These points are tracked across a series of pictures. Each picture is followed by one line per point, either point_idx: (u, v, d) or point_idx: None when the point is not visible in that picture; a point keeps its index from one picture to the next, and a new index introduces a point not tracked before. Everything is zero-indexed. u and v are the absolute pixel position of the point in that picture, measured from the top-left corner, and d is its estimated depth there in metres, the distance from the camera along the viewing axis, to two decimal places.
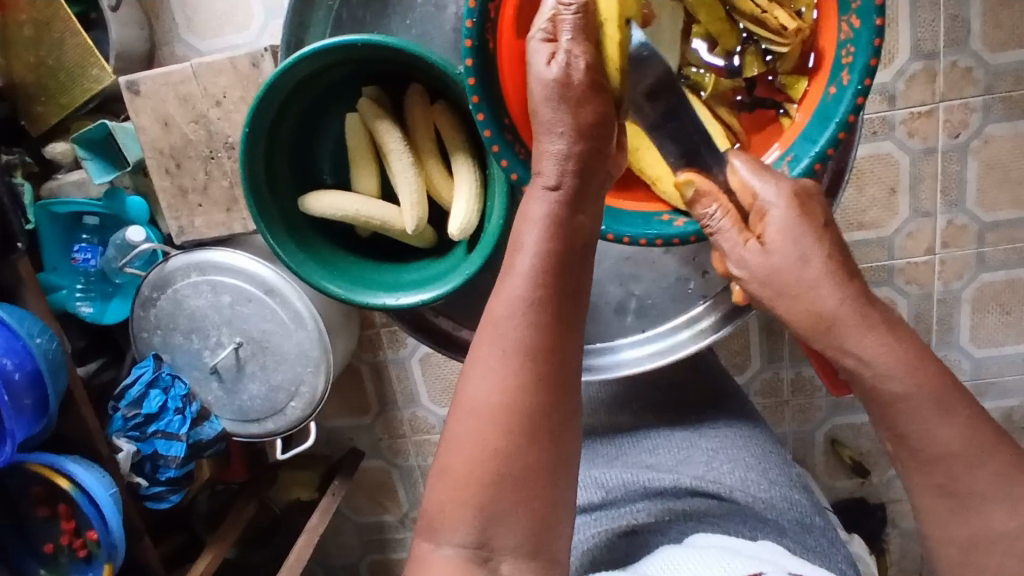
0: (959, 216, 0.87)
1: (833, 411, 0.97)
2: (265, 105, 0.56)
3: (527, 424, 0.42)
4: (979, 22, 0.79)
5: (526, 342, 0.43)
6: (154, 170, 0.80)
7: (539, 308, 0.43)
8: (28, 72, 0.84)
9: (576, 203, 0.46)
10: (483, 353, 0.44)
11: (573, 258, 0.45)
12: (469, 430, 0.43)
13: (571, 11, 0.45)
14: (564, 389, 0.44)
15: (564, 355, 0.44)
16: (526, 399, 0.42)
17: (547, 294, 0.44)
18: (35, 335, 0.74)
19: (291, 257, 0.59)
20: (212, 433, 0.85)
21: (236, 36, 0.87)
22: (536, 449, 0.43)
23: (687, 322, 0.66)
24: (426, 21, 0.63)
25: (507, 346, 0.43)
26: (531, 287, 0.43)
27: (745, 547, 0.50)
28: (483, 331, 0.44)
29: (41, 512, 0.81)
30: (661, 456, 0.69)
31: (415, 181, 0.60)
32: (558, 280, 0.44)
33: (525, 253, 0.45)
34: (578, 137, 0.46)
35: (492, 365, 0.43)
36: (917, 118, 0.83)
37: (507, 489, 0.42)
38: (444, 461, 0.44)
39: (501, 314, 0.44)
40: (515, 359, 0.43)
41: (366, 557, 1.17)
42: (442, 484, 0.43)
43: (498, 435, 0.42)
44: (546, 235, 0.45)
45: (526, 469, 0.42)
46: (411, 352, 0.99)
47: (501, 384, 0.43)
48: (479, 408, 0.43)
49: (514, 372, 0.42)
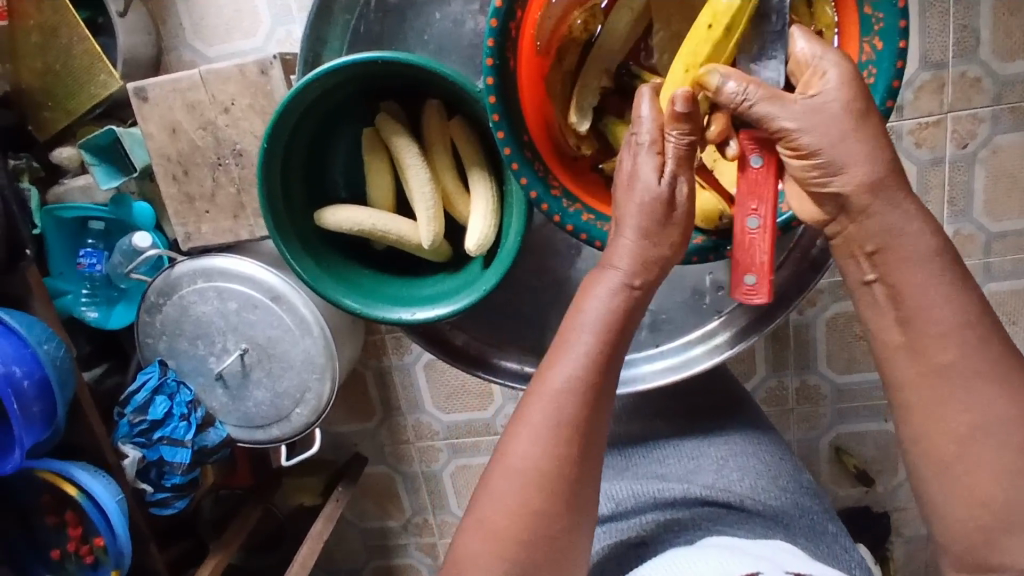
0: (966, 226, 0.87)
1: (838, 418, 0.97)
2: (283, 120, 0.56)
3: (564, 490, 0.46)
4: (988, 31, 0.79)
5: (576, 416, 0.46)
6: (162, 176, 0.80)
7: (590, 387, 0.47)
8: (35, 79, 0.84)
9: (633, 297, 0.48)
10: (534, 418, 0.47)
11: (621, 343, 0.48)
12: (512, 489, 0.46)
13: (684, 142, 0.45)
14: (596, 461, 0.48)
15: (599, 431, 0.48)
16: (567, 467, 0.46)
17: (598, 376, 0.47)
18: (43, 342, 0.74)
19: (308, 273, 0.59)
20: (217, 439, 0.84)
21: (244, 42, 0.87)
22: (568, 513, 0.46)
23: (704, 336, 0.66)
24: (443, 36, 0.63)
25: (559, 419, 0.46)
26: (586, 368, 0.47)
27: (750, 546, 0.50)
28: (536, 394, 0.47)
29: (48, 519, 0.81)
30: (672, 465, 0.69)
31: (432, 196, 0.59)
32: (609, 363, 0.47)
33: (583, 332, 0.48)
34: (654, 244, 0.47)
35: (542, 433, 0.46)
36: (924, 128, 0.83)
37: (539, 546, 0.45)
38: (483, 509, 0.47)
39: (557, 385, 0.47)
40: (564, 432, 0.46)
41: (370, 562, 1.17)
42: (476, 533, 0.46)
43: (540, 496, 0.46)
44: (604, 320, 0.47)
45: (559, 531, 0.46)
46: (415, 359, 0.99)
47: (548, 453, 0.46)
48: (526, 471, 0.46)
49: (562, 441, 0.46)
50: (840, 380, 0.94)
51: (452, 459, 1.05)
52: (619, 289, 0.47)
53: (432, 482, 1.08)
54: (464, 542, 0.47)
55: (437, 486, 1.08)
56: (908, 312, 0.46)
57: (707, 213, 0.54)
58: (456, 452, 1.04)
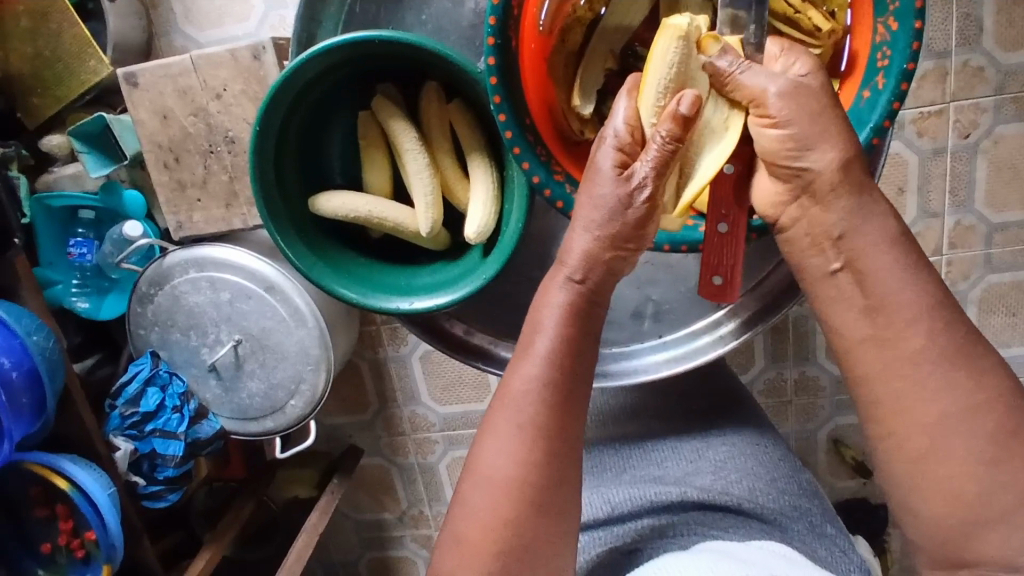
0: (968, 217, 0.86)
1: (836, 410, 0.96)
2: (275, 102, 0.55)
3: (537, 497, 0.45)
4: (992, 20, 0.78)
5: (538, 420, 0.46)
6: (152, 164, 0.79)
7: (552, 389, 0.46)
8: (24, 64, 0.82)
9: (592, 295, 0.48)
10: (499, 426, 0.46)
11: (586, 343, 0.48)
12: (482, 500, 0.45)
13: (660, 141, 0.43)
14: (570, 463, 0.46)
15: (571, 432, 0.47)
16: (536, 473, 0.45)
17: (561, 378, 0.47)
18: (32, 333, 0.73)
19: (302, 261, 0.58)
20: (210, 431, 0.83)
21: (237, 27, 0.85)
22: (544, 522, 0.45)
23: (710, 326, 0.66)
24: (441, 16, 0.61)
25: (524, 422, 0.46)
26: (547, 368, 0.46)
27: (739, 550, 0.49)
28: (500, 402, 0.47)
29: (38, 513, 0.79)
30: (669, 468, 0.68)
31: (430, 181, 0.58)
32: (573, 361, 0.47)
33: (543, 336, 0.47)
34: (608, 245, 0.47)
35: (509, 439, 0.46)
36: (926, 117, 0.82)
37: (519, 555, 0.44)
38: (460, 526, 0.46)
39: (517, 389, 0.46)
40: (529, 437, 0.45)
41: (366, 554, 1.16)
42: (455, 548, 0.46)
43: (510, 505, 0.45)
44: (563, 320, 0.47)
45: (534, 539, 0.45)
46: (412, 349, 0.97)
47: (515, 459, 0.45)
48: (494, 479, 0.45)
49: (527, 446, 0.45)
50: (839, 371, 0.93)
51: (448, 451, 1.04)
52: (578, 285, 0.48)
53: (428, 474, 1.07)
54: (442, 556, 0.47)
55: (433, 478, 1.07)
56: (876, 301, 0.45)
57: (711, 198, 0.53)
58: (452, 444, 1.03)
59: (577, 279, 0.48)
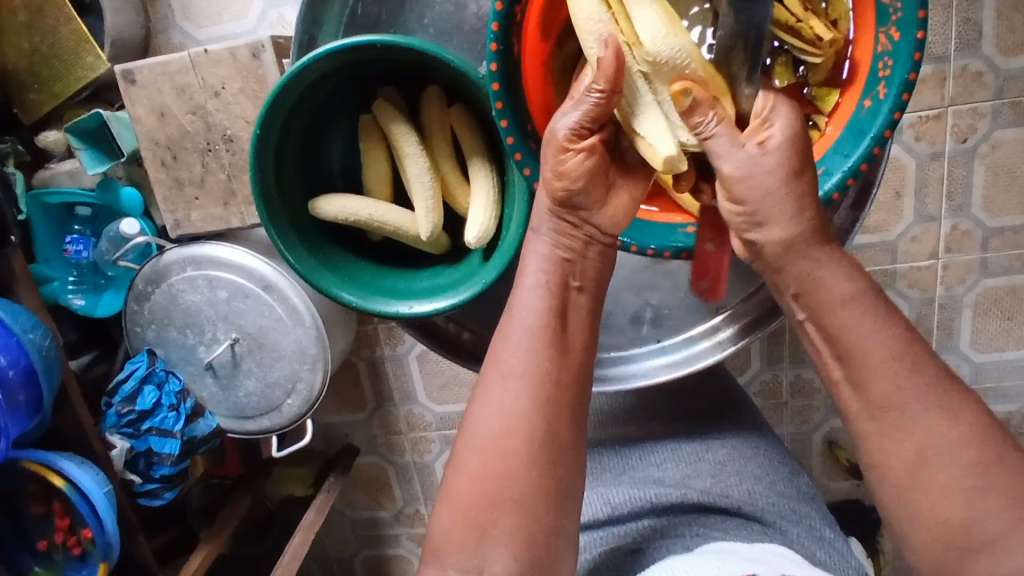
0: (964, 221, 0.86)
1: (832, 412, 0.96)
2: (276, 105, 0.55)
3: (528, 450, 0.46)
4: (991, 25, 0.78)
5: (526, 368, 0.48)
6: (150, 162, 0.78)
7: (538, 339, 0.48)
8: (20, 60, 0.82)
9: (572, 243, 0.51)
10: (489, 380, 0.48)
11: (569, 296, 0.51)
12: (473, 453, 0.47)
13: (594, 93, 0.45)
14: (560, 419, 0.47)
15: (561, 386, 0.48)
16: (525, 421, 0.46)
17: (547, 329, 0.49)
18: (28, 330, 0.73)
19: (302, 264, 0.58)
20: (206, 430, 0.83)
21: (235, 24, 0.84)
22: (534, 474, 0.46)
23: (709, 332, 0.66)
24: (444, 19, 0.61)
25: (510, 371, 0.48)
26: (532, 317, 0.49)
27: (746, 551, 0.50)
28: (492, 358, 0.49)
29: (35, 509, 0.79)
30: (669, 469, 0.68)
31: (431, 186, 0.58)
32: (556, 312, 0.49)
33: (528, 288, 0.50)
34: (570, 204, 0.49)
35: (497, 389, 0.48)
36: (925, 122, 0.82)
37: (507, 509, 0.45)
38: (451, 484, 0.47)
39: (505, 341, 0.49)
40: (518, 387, 0.47)
41: (361, 553, 1.16)
42: (449, 509, 0.46)
43: (500, 456, 0.46)
44: (545, 270, 0.50)
45: (524, 491, 0.45)
46: (408, 349, 0.97)
47: (506, 412, 0.47)
48: (484, 432, 0.47)
49: (516, 395, 0.47)
50: None
51: (444, 450, 1.04)
52: (555, 236, 0.51)
53: (424, 473, 1.07)
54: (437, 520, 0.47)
55: (429, 477, 1.07)
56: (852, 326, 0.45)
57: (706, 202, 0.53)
58: (448, 444, 1.03)
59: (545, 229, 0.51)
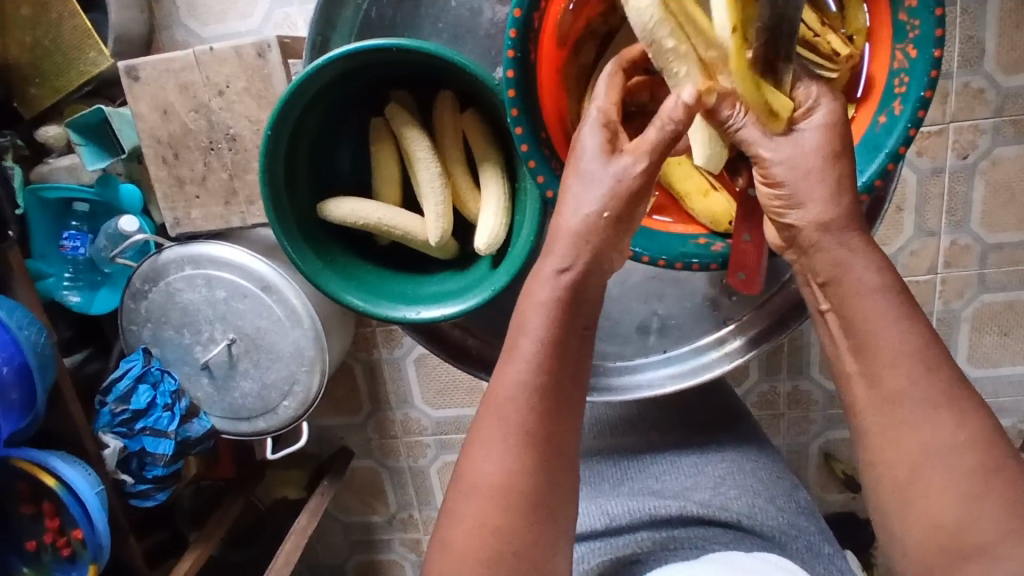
0: (963, 236, 0.87)
1: (828, 424, 0.96)
2: (288, 107, 0.54)
3: (528, 503, 0.43)
4: (994, 43, 0.79)
5: (526, 424, 0.43)
6: (151, 159, 0.78)
7: (540, 391, 0.44)
8: (23, 53, 0.81)
9: (580, 286, 0.45)
10: (487, 434, 0.44)
11: (576, 338, 0.45)
12: (469, 506, 0.44)
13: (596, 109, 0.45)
14: (562, 468, 0.45)
15: (560, 435, 0.44)
16: (526, 480, 0.43)
17: (549, 380, 0.44)
18: (23, 327, 0.72)
19: (307, 266, 0.57)
20: (201, 430, 0.82)
21: (240, 23, 0.84)
22: (532, 526, 0.43)
23: (716, 342, 0.66)
24: (458, 24, 0.61)
25: (509, 429, 0.43)
26: (535, 370, 0.44)
27: (744, 561, 0.50)
28: (488, 406, 0.45)
29: (24, 509, 0.78)
30: (668, 481, 0.68)
31: (442, 191, 0.58)
32: (558, 358, 0.44)
33: (528, 336, 0.44)
34: (584, 255, 0.44)
35: (495, 445, 0.43)
36: (926, 137, 0.82)
37: (507, 560, 0.43)
38: (446, 533, 0.44)
39: (504, 394, 0.44)
40: (518, 446, 0.43)
41: (353, 557, 1.15)
42: (443, 555, 0.44)
43: (498, 513, 0.43)
44: (550, 319, 0.44)
45: (526, 547, 0.43)
46: (406, 352, 0.97)
47: (503, 465, 0.43)
48: (482, 488, 0.43)
49: (517, 452, 0.43)
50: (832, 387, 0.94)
51: (439, 454, 1.04)
52: (558, 283, 0.44)
53: (418, 478, 1.06)
54: (431, 563, 0.45)
55: (424, 482, 1.06)
56: (888, 330, 0.42)
57: (717, 214, 0.52)
58: (444, 449, 1.03)
59: (563, 269, 0.44)
